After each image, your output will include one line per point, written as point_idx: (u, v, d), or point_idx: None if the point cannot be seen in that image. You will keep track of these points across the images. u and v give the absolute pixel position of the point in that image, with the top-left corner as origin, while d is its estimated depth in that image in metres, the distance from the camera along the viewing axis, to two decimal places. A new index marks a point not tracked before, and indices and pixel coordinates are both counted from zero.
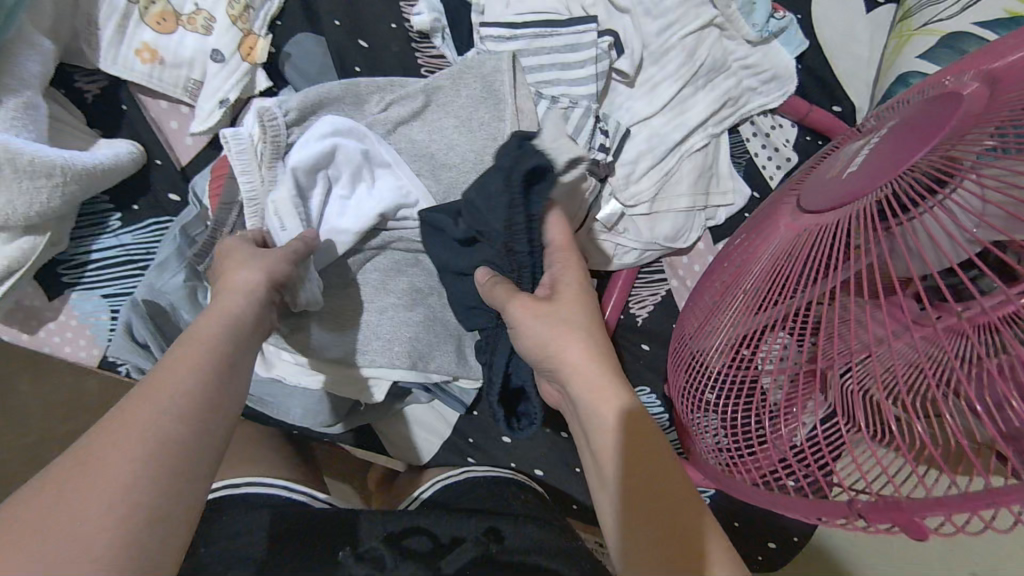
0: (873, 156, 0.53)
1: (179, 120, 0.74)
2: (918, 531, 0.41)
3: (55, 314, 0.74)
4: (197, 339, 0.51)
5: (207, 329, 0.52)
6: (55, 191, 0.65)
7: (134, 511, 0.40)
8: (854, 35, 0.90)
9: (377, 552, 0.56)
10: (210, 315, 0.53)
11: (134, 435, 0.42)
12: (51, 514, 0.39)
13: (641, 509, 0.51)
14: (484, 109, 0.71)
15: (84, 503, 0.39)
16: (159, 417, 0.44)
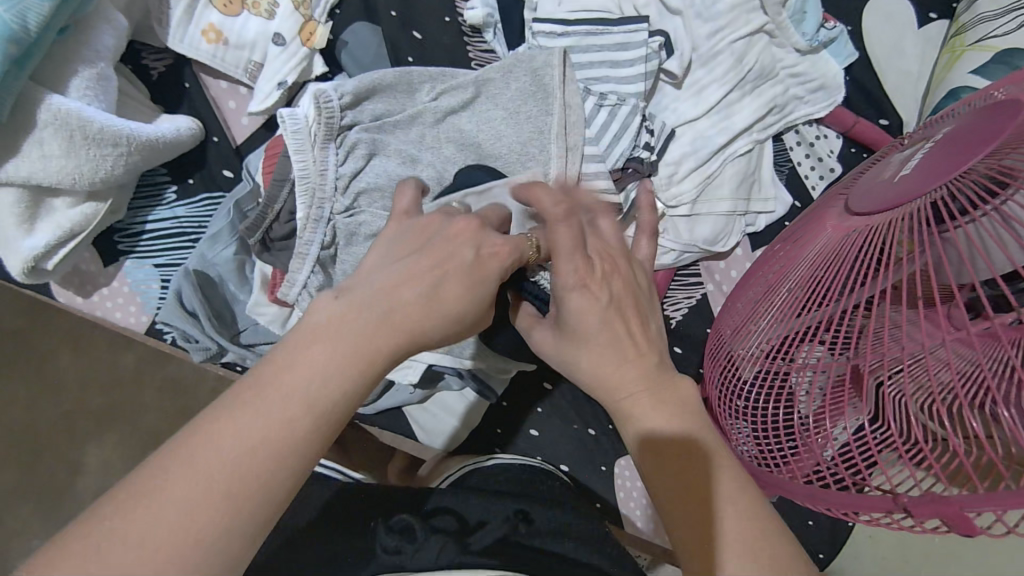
0: (927, 158, 0.53)
1: (237, 101, 0.77)
2: (966, 528, 0.40)
3: (109, 281, 0.76)
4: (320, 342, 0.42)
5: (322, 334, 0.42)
6: (120, 159, 0.67)
7: (205, 528, 0.36)
8: (904, 49, 0.90)
9: (405, 522, 0.59)
10: (338, 308, 0.43)
11: (230, 441, 0.38)
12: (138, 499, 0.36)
13: (682, 510, 0.46)
14: (533, 103, 0.72)
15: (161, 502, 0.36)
16: (253, 430, 0.38)
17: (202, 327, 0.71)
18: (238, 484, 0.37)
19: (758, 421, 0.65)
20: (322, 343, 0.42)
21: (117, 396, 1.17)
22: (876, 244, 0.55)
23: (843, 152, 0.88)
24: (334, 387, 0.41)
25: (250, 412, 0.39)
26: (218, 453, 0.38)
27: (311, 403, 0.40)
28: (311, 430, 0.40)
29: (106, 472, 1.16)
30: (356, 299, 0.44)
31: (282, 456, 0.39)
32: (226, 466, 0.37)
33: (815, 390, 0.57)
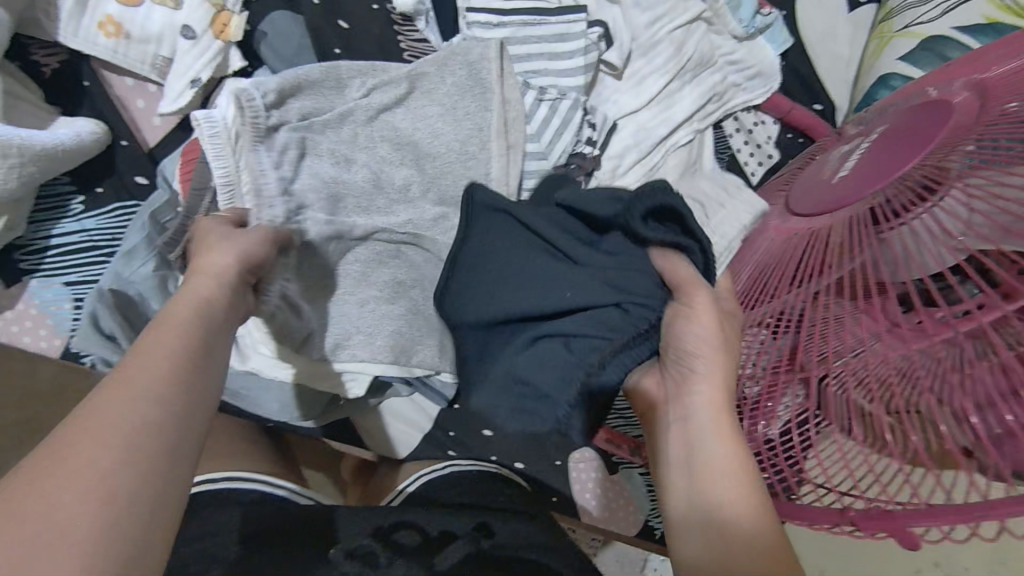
0: (863, 161, 0.55)
1: (146, 99, 0.71)
2: (908, 540, 0.42)
3: (12, 302, 0.69)
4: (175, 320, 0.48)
5: (179, 312, 0.49)
6: (12, 172, 0.60)
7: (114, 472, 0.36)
8: (835, 34, 0.91)
9: (365, 547, 0.59)
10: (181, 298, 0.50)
11: (124, 397, 0.40)
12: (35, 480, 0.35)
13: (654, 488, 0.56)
14: (473, 100, 0.69)
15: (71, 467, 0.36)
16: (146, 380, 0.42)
17: (125, 351, 0.66)
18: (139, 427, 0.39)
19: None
20: (188, 305, 0.49)
21: (39, 414, 1.09)
22: (816, 245, 0.56)
23: (779, 136, 0.89)
24: (201, 333, 0.48)
25: (145, 369, 0.42)
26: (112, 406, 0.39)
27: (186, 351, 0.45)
28: (193, 362, 0.45)
29: None
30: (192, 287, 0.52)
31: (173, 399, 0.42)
32: (140, 402, 0.40)
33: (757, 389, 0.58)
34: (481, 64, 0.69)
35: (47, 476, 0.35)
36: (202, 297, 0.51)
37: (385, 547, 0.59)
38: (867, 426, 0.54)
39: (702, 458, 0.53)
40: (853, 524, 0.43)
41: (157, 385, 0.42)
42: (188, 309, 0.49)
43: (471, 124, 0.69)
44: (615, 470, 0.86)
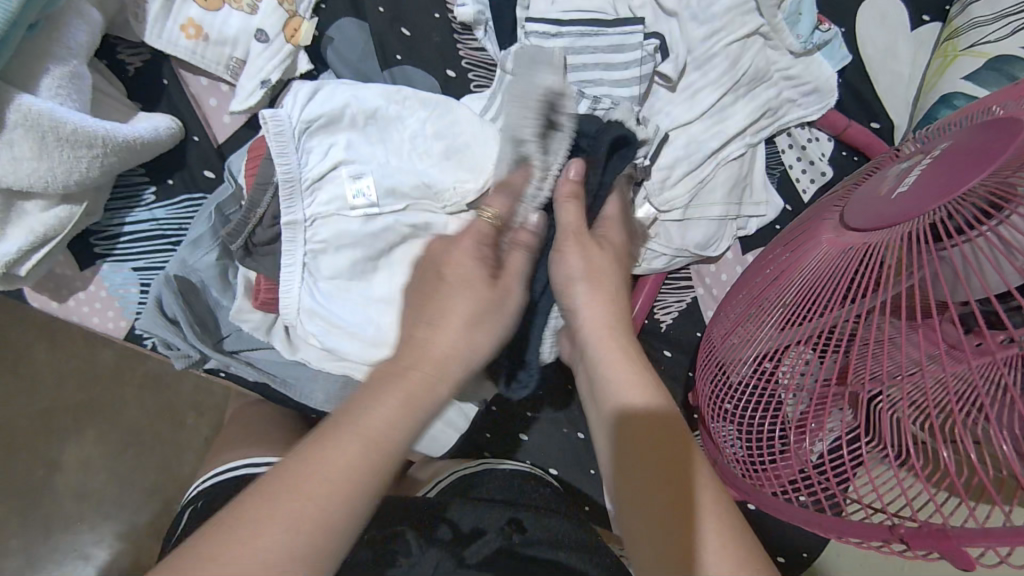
0: (925, 175, 0.52)
1: (219, 98, 0.74)
2: (963, 561, 0.40)
3: (85, 285, 0.74)
4: (378, 414, 0.47)
5: (383, 406, 0.48)
6: (95, 162, 0.65)
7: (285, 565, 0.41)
8: (896, 52, 0.89)
9: (402, 536, 0.60)
10: (397, 382, 0.49)
11: (314, 483, 0.44)
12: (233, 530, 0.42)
13: (642, 492, 0.50)
14: (535, 125, 0.64)
15: (259, 530, 0.42)
16: (338, 479, 0.44)
17: (185, 334, 0.69)
18: (310, 528, 0.42)
19: (744, 429, 0.65)
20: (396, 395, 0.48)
21: (97, 394, 1.14)
22: (869, 259, 0.55)
23: (834, 154, 0.87)
24: (395, 435, 0.47)
25: (336, 463, 0.45)
26: (309, 486, 0.44)
27: (375, 454, 0.46)
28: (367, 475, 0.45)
29: (83, 470, 1.13)
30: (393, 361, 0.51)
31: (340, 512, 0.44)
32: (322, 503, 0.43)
33: (802, 402, 0.58)
34: (544, 94, 0.65)
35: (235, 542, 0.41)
36: (419, 380, 0.49)
37: (420, 538, 0.60)
38: (919, 447, 0.52)
39: (685, 486, 0.49)
40: (904, 541, 0.42)
41: (362, 467, 0.45)
42: (397, 400, 0.48)
43: (524, 145, 0.64)
44: None
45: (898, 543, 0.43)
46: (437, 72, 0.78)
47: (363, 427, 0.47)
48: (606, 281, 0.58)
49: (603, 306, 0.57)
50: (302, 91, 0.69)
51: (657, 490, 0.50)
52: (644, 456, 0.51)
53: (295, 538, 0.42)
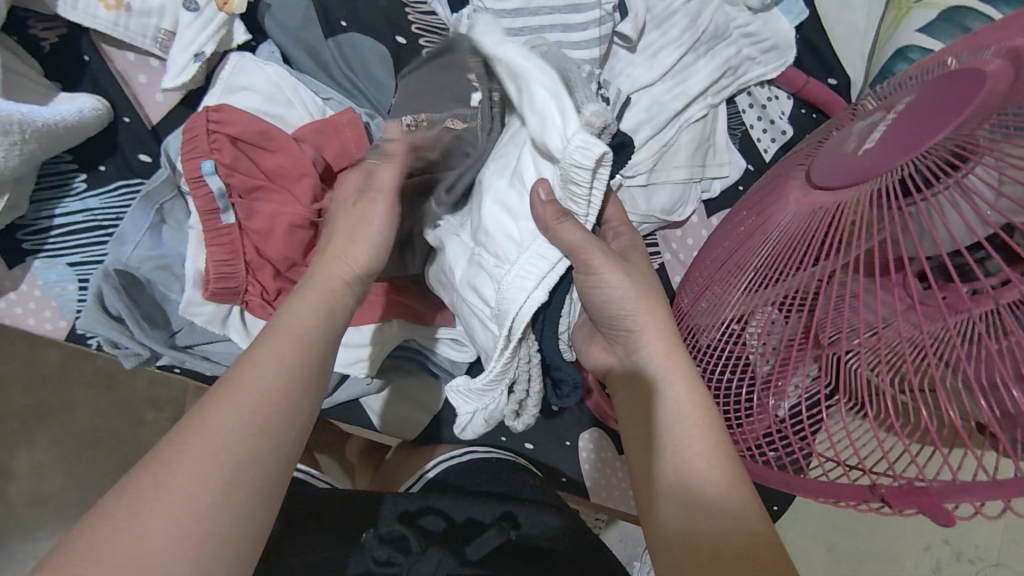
0: (892, 131, 0.50)
1: (148, 74, 0.69)
2: (942, 516, 0.41)
3: (15, 285, 0.68)
4: (257, 369, 0.47)
5: (267, 353, 0.48)
6: (13, 149, 0.59)
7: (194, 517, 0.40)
8: (850, 5, 0.89)
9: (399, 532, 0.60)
10: (282, 342, 0.49)
11: (208, 442, 0.43)
12: (152, 481, 0.41)
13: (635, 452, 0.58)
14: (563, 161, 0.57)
15: (175, 480, 0.41)
16: (229, 424, 0.44)
17: (133, 331, 0.64)
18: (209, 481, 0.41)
19: (719, 388, 0.66)
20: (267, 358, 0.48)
21: (48, 398, 1.08)
22: (836, 216, 0.54)
23: (793, 113, 0.89)
24: (263, 398, 0.46)
25: (224, 416, 0.44)
26: (194, 448, 0.42)
27: (253, 412, 0.45)
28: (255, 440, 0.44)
29: (37, 478, 1.08)
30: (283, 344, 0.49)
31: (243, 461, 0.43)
32: (222, 446, 0.43)
33: (776, 361, 0.58)
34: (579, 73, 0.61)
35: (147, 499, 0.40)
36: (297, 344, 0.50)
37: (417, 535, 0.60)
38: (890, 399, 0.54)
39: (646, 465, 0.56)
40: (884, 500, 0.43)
41: (247, 429, 0.44)
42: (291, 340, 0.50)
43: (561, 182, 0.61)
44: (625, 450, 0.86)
45: (877, 503, 0.44)
46: (387, 38, 0.73)
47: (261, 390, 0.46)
48: (649, 294, 0.59)
49: (654, 311, 0.58)
50: (243, 65, 0.68)
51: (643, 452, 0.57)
52: (635, 409, 0.60)
53: (201, 484, 0.41)
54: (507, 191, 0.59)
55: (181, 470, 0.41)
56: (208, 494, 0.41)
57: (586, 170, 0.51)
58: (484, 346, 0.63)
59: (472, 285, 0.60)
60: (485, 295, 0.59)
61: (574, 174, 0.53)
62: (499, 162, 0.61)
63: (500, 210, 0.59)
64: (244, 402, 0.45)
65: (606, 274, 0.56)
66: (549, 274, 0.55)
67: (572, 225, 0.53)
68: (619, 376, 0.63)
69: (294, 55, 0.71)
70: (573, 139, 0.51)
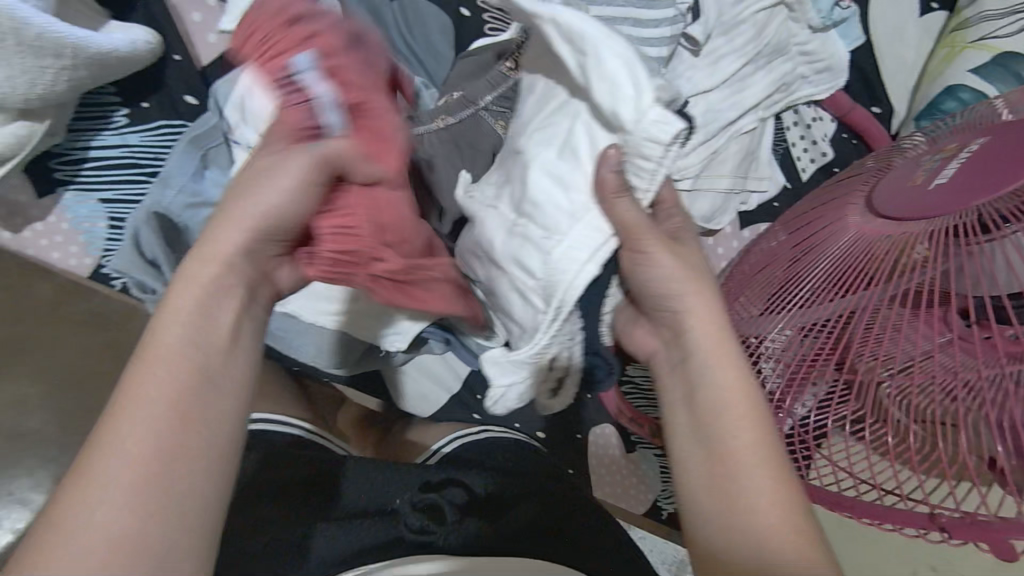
0: (966, 170, 0.51)
1: (204, 13, 0.66)
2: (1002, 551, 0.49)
3: (43, 214, 0.66)
4: (172, 316, 0.46)
5: (184, 288, 0.47)
6: (61, 73, 0.56)
7: (147, 475, 0.41)
8: (903, 37, 0.91)
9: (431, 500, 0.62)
10: (202, 269, 0.49)
11: (140, 405, 0.43)
12: (98, 450, 0.41)
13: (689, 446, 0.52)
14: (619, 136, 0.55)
15: (123, 445, 0.41)
16: (162, 383, 0.44)
17: (165, 279, 0.63)
18: (150, 438, 0.42)
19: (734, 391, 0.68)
20: (180, 306, 0.47)
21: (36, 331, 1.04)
22: (890, 246, 0.55)
23: (835, 136, 0.90)
24: (186, 346, 0.45)
25: (151, 372, 0.44)
26: (129, 413, 0.42)
27: (180, 367, 0.45)
28: (185, 391, 0.44)
29: (20, 411, 1.05)
30: (202, 281, 0.48)
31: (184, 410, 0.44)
32: (164, 399, 0.43)
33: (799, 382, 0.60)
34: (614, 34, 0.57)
35: (99, 465, 0.41)
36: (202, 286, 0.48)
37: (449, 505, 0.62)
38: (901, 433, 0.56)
39: (711, 451, 0.50)
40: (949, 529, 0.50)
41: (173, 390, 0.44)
42: (208, 272, 0.48)
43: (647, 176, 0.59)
44: (631, 449, 0.87)
45: (938, 530, 0.51)
46: (449, 9, 0.73)
47: (173, 378, 0.44)
48: None
49: None
50: None
51: (696, 451, 0.51)
52: (675, 407, 0.54)
53: (151, 440, 0.42)
54: (556, 162, 0.58)
55: (127, 437, 0.42)
56: (159, 451, 0.42)
57: (660, 145, 0.50)
58: (519, 321, 0.62)
59: (516, 258, 0.59)
60: (529, 266, 0.58)
61: (644, 148, 0.51)
62: (543, 134, 0.59)
63: (546, 177, 0.58)
64: (162, 358, 0.45)
65: (630, 252, 0.55)
66: (602, 247, 0.55)
67: (629, 201, 0.52)
68: (660, 363, 0.57)
69: (357, 12, 0.69)
70: (650, 113, 0.49)
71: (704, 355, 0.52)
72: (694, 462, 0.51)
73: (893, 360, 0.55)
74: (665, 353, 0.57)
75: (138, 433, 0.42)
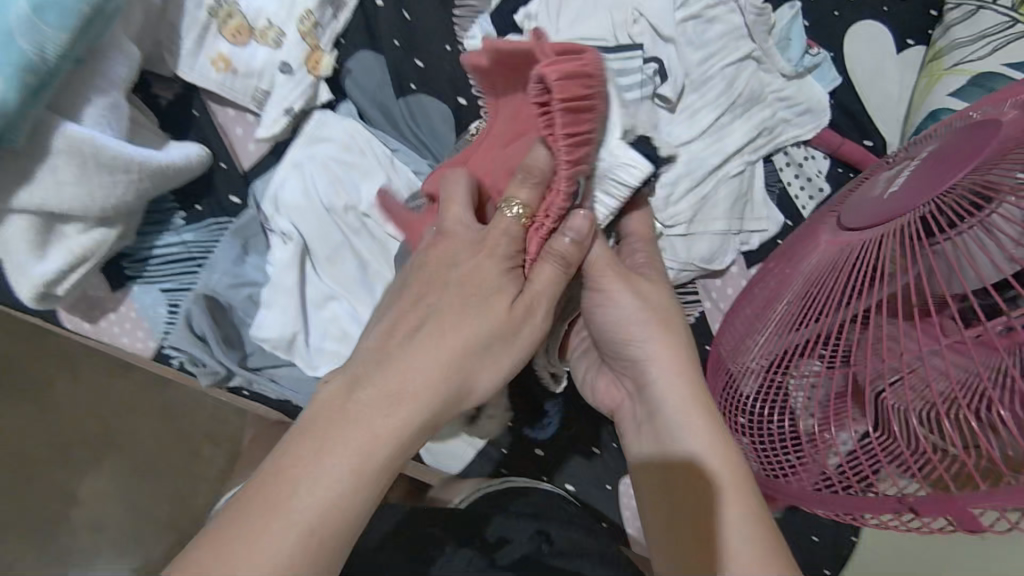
0: (917, 175, 0.56)
1: (244, 127, 0.80)
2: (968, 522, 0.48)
3: (116, 306, 0.77)
4: (381, 381, 0.49)
5: (389, 369, 0.50)
6: (131, 185, 0.69)
7: (305, 532, 0.45)
8: (884, 74, 0.95)
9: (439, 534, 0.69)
10: (442, 337, 0.51)
11: (312, 467, 0.46)
12: (267, 504, 0.45)
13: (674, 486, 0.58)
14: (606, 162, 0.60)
15: (290, 498, 0.45)
16: (347, 446, 0.47)
17: (212, 351, 0.72)
18: (326, 493, 0.46)
19: (764, 437, 0.65)
20: (420, 368, 0.50)
21: (116, 425, 1.15)
22: (864, 257, 0.57)
23: (831, 171, 0.92)
24: (398, 408, 0.49)
25: (342, 433, 0.48)
26: (304, 473, 0.46)
27: (365, 437, 0.48)
28: (381, 457, 0.48)
29: (101, 501, 1.14)
30: (398, 346, 0.51)
31: (351, 471, 0.47)
32: (339, 462, 0.47)
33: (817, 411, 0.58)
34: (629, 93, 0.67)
35: (266, 517, 0.45)
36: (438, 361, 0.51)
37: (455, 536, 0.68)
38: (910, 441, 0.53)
39: (693, 487, 0.57)
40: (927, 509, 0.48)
41: (352, 458, 0.47)
42: (427, 344, 0.51)
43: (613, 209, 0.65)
44: None
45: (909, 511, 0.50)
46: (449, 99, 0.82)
47: (343, 454, 0.47)
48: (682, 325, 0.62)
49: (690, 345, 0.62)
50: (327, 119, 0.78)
51: (679, 494, 0.58)
52: (650, 437, 0.61)
53: (320, 497, 0.46)
54: None
55: (302, 492, 0.45)
56: (322, 504, 0.46)
57: (628, 185, 0.58)
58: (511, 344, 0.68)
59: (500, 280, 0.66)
60: None
61: (616, 175, 0.58)
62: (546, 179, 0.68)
63: None
64: (352, 429, 0.48)
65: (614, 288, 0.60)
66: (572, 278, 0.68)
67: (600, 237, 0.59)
68: (627, 413, 0.65)
69: (370, 113, 0.81)
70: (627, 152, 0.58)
71: (674, 397, 0.60)
72: (675, 506, 0.58)
73: (889, 366, 0.54)
74: (630, 403, 0.65)
75: (322, 488, 0.46)
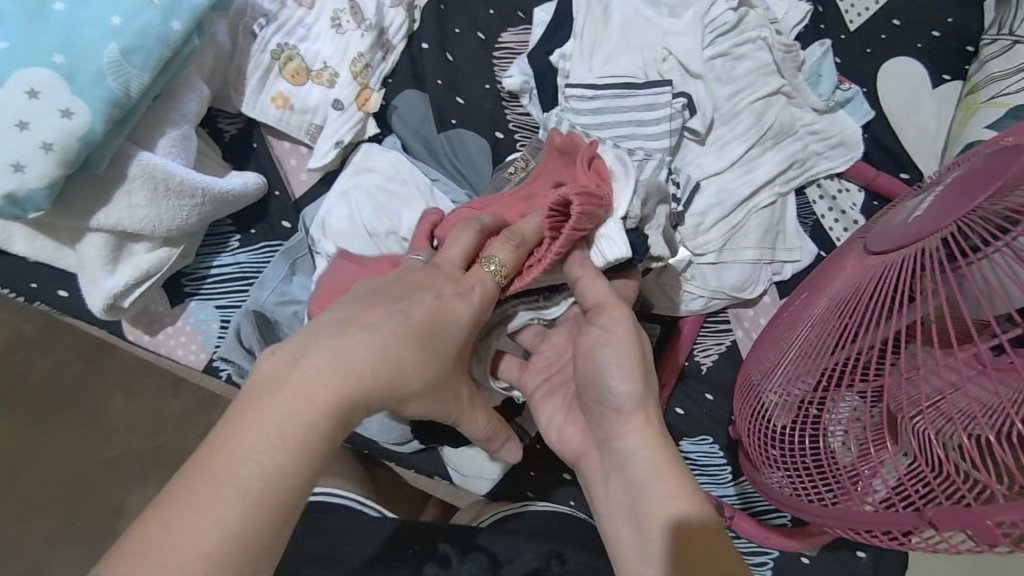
0: (939, 200, 0.57)
1: (298, 158, 0.87)
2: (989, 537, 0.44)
3: (173, 319, 0.83)
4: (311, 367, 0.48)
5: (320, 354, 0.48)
6: (194, 210, 0.75)
7: (221, 533, 0.42)
8: (919, 110, 0.95)
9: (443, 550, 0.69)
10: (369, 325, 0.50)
11: (235, 457, 0.44)
12: (180, 498, 0.43)
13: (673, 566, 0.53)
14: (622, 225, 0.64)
15: (201, 494, 0.43)
16: (271, 435, 0.45)
17: None
18: (237, 488, 0.43)
19: (796, 466, 0.62)
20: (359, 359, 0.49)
21: (164, 443, 1.21)
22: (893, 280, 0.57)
23: (866, 204, 0.91)
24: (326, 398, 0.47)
25: (262, 423, 0.46)
26: (222, 465, 0.44)
27: (290, 428, 0.46)
28: (302, 449, 0.46)
29: None
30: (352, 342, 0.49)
31: (276, 471, 0.45)
32: (259, 454, 0.45)
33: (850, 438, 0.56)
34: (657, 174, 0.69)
35: (178, 513, 0.42)
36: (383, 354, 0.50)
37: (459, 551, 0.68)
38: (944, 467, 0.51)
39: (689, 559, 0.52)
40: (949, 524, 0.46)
41: (278, 449, 0.45)
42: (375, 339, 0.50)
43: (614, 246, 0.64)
44: None
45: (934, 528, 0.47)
46: (487, 134, 0.88)
47: (274, 442, 0.45)
48: None
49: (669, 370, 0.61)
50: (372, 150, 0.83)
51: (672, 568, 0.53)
52: (619, 489, 0.59)
53: (237, 490, 0.43)
54: None
55: (215, 488, 0.43)
56: (240, 501, 0.43)
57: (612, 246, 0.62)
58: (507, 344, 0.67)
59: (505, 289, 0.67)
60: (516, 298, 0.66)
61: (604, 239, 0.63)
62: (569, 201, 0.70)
63: None
64: (286, 418, 0.46)
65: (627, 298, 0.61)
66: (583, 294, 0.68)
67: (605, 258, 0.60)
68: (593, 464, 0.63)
69: (413, 146, 0.86)
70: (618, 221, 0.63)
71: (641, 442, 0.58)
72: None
73: (926, 392, 0.52)
74: (597, 453, 0.62)
75: (240, 479, 0.44)
